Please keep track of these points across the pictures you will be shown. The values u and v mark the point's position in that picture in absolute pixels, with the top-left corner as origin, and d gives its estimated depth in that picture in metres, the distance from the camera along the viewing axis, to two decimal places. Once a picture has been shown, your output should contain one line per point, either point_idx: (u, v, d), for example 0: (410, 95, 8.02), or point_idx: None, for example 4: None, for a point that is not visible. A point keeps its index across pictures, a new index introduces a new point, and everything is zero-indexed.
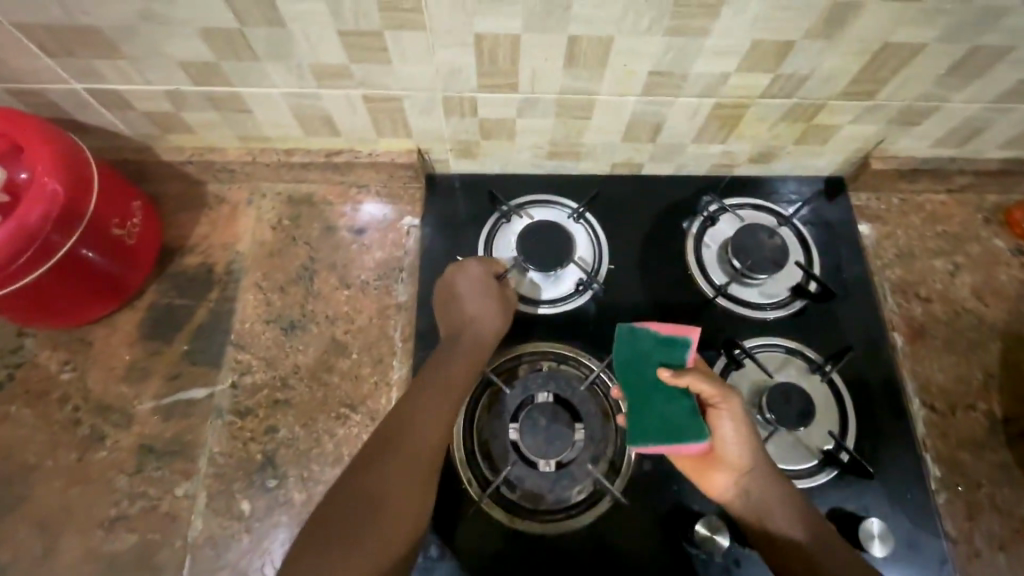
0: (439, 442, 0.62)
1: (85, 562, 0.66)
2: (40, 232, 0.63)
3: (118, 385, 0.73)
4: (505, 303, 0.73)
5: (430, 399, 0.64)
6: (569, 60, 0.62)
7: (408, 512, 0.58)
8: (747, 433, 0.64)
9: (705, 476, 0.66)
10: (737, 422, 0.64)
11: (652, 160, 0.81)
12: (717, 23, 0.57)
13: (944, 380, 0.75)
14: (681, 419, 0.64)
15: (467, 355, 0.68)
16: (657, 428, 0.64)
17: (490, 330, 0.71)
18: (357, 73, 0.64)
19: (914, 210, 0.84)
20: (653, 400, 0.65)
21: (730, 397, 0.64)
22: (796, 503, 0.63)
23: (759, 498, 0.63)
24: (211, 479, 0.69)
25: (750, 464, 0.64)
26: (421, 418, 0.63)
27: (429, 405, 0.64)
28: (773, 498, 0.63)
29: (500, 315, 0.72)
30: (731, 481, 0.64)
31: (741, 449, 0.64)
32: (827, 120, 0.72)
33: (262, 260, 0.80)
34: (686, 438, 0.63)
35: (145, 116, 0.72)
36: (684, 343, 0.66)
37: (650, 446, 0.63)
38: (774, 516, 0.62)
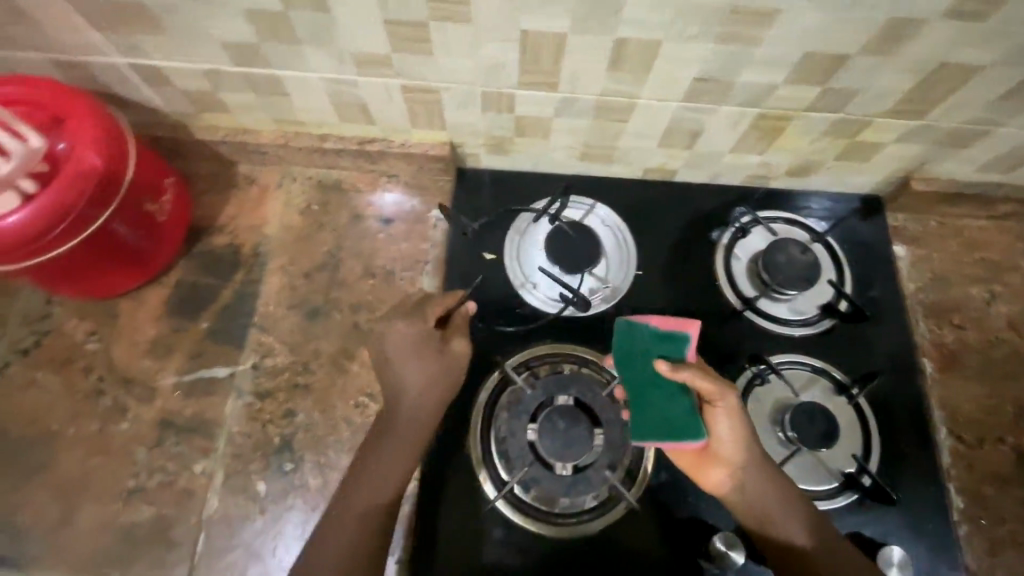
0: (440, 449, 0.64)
1: (101, 531, 0.67)
2: (77, 207, 0.62)
3: (142, 359, 0.74)
4: (449, 357, 0.67)
5: (373, 467, 0.64)
6: (613, 62, 0.61)
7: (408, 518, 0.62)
8: (743, 431, 0.62)
9: (701, 471, 0.64)
10: (734, 419, 0.62)
11: (687, 167, 0.80)
12: (770, 33, 0.56)
13: (973, 410, 0.74)
14: (682, 417, 0.62)
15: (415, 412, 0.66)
16: (658, 425, 0.62)
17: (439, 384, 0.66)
18: (398, 62, 0.63)
19: (952, 234, 0.82)
20: (651, 395, 0.63)
21: (726, 396, 0.61)
22: (798, 508, 0.62)
23: (757, 497, 0.62)
24: (228, 458, 0.70)
25: (745, 459, 0.62)
26: (362, 493, 0.62)
27: (372, 475, 0.63)
28: (771, 499, 0.62)
29: (449, 367, 0.67)
30: (727, 477, 0.63)
31: (738, 447, 0.62)
32: (872, 137, 0.71)
33: (289, 244, 0.80)
34: (688, 436, 0.61)
35: (183, 93, 0.72)
36: (684, 339, 0.64)
37: (652, 442, 0.62)
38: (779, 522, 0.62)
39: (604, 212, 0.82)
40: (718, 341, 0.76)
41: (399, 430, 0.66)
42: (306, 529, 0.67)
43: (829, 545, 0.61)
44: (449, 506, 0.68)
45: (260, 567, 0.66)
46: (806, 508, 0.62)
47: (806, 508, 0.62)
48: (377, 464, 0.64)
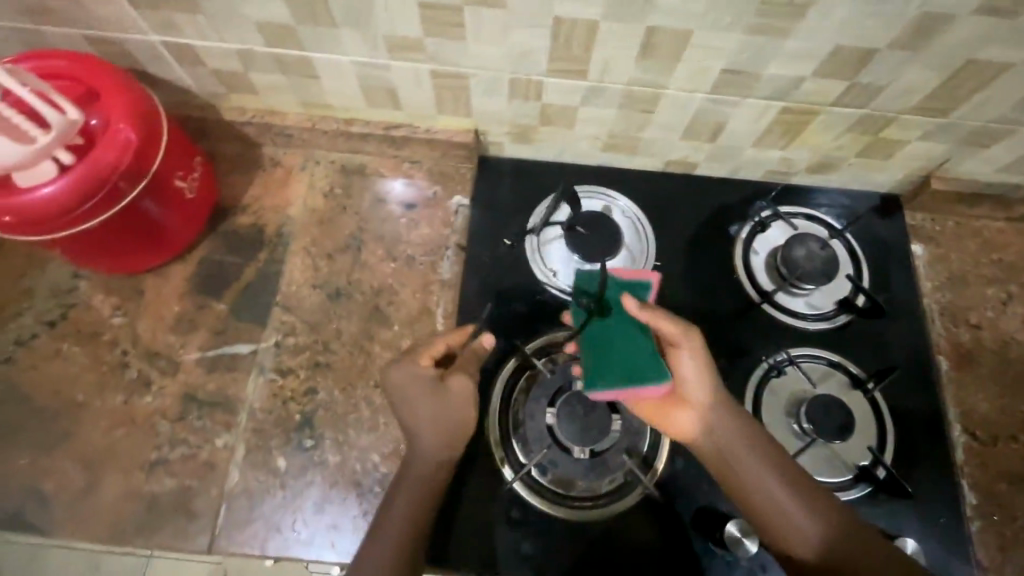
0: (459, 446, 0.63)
1: (124, 500, 0.68)
2: (112, 178, 0.63)
3: (166, 334, 0.75)
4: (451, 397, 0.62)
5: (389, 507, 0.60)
6: (643, 51, 0.62)
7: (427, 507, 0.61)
8: (707, 371, 0.61)
9: (667, 417, 0.63)
10: (699, 360, 0.60)
11: (708, 161, 0.81)
12: (801, 25, 0.57)
13: (987, 409, 0.74)
14: (644, 360, 0.58)
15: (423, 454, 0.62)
16: (620, 371, 0.58)
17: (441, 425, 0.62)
18: (430, 46, 0.64)
19: (970, 235, 0.83)
20: (614, 339, 0.60)
21: (691, 336, 0.60)
22: (769, 453, 0.61)
23: (728, 443, 0.60)
24: (249, 434, 0.71)
25: (713, 400, 0.61)
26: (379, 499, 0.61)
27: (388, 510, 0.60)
28: (739, 443, 0.60)
29: (454, 408, 0.62)
30: (695, 419, 0.62)
31: (704, 390, 0.61)
32: (896, 134, 0.71)
33: (312, 225, 0.81)
34: (650, 377, 0.57)
35: (215, 73, 0.73)
36: (644, 286, 0.63)
37: (613, 388, 0.58)
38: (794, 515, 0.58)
39: (625, 203, 0.82)
40: (735, 333, 0.77)
41: (413, 477, 0.62)
42: (325, 505, 0.68)
43: (805, 493, 0.59)
44: (467, 487, 0.68)
45: (280, 540, 0.67)
46: (778, 455, 0.61)
47: (777, 454, 0.61)
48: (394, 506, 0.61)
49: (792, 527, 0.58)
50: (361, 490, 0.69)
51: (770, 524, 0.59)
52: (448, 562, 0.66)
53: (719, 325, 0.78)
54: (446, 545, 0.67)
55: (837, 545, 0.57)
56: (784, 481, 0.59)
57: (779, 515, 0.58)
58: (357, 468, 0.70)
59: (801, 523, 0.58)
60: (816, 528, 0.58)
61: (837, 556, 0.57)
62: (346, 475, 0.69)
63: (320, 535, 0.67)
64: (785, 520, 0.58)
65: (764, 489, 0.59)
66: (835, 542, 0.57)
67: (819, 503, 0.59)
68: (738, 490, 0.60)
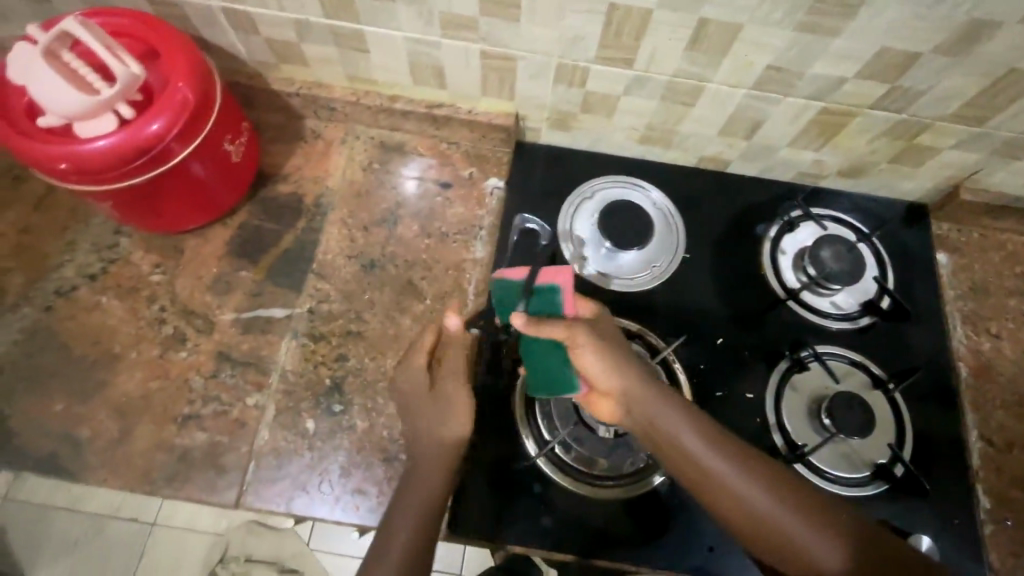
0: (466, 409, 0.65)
1: (155, 451, 0.69)
2: (166, 138, 0.64)
3: (203, 294, 0.77)
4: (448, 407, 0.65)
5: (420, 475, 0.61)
6: (692, 42, 0.63)
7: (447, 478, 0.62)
8: (607, 360, 0.59)
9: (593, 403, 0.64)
10: (595, 353, 0.59)
11: (741, 158, 0.82)
12: (851, 24, 0.58)
13: (1004, 417, 0.76)
14: (558, 371, 0.65)
15: (427, 462, 0.63)
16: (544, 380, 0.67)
17: (444, 435, 0.64)
18: (483, 26, 0.66)
19: (994, 248, 0.84)
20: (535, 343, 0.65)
21: (578, 334, 0.59)
22: (699, 433, 0.59)
23: (659, 429, 0.60)
24: (280, 395, 0.72)
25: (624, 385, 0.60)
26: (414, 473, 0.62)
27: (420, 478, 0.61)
28: (670, 424, 0.59)
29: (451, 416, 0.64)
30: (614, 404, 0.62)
31: (611, 380, 0.60)
32: (930, 141, 0.73)
33: (349, 197, 0.83)
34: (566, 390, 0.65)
35: (267, 42, 0.75)
36: (551, 288, 0.60)
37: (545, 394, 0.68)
38: (758, 506, 0.57)
39: (657, 196, 0.84)
40: (759, 328, 0.79)
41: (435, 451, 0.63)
42: (352, 469, 0.70)
43: (758, 477, 0.58)
44: (494, 460, 0.70)
45: (306, 500, 0.68)
46: (718, 435, 0.60)
47: (713, 435, 0.60)
48: (403, 502, 0.61)
49: (754, 513, 0.56)
50: (387, 456, 0.70)
51: (734, 512, 0.57)
52: (471, 533, 0.67)
53: (743, 319, 0.79)
54: (470, 517, 0.68)
55: (811, 532, 0.55)
56: (732, 463, 0.58)
57: (735, 502, 0.57)
58: (383, 435, 0.71)
59: (764, 508, 0.56)
60: (783, 513, 0.56)
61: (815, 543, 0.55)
62: (373, 441, 0.71)
63: (344, 499, 0.68)
64: (745, 506, 0.57)
65: (712, 475, 0.58)
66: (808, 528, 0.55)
67: (785, 494, 0.57)
68: (688, 478, 0.59)
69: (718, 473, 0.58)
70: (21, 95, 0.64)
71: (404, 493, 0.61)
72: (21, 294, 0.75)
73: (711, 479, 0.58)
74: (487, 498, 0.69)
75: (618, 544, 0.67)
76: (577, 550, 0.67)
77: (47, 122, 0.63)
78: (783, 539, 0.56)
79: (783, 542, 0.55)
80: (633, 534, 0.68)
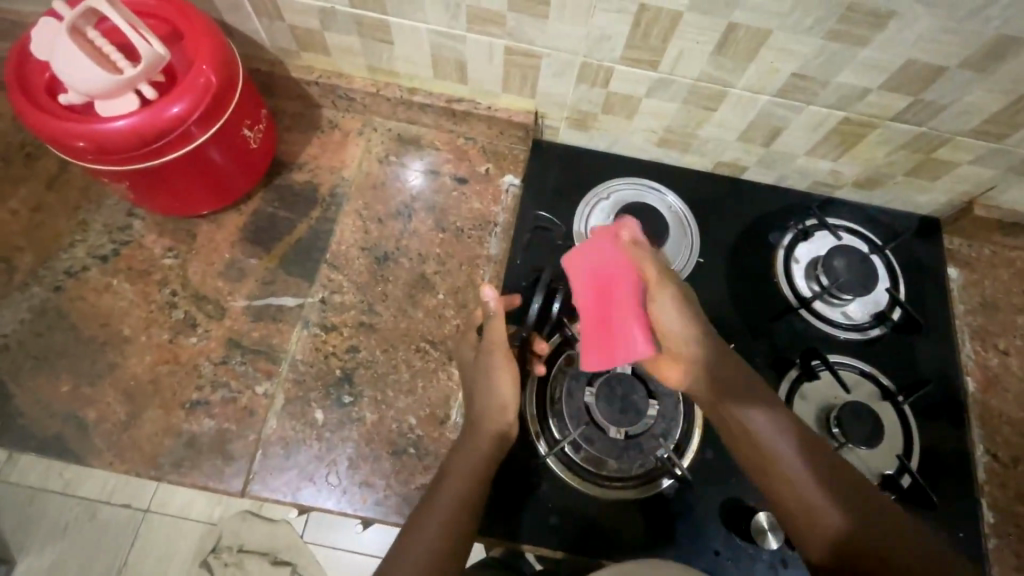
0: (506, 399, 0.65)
1: (163, 435, 0.69)
2: (186, 121, 0.63)
3: (215, 279, 0.76)
4: (483, 421, 0.64)
5: (458, 468, 0.62)
6: (719, 46, 0.63)
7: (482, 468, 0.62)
8: (687, 321, 0.65)
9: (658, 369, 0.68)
10: (673, 308, 0.64)
11: (758, 165, 0.82)
12: (878, 35, 0.59)
13: (1010, 432, 0.76)
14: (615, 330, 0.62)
15: (464, 468, 0.62)
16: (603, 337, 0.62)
17: (478, 437, 0.63)
18: (510, 22, 0.66)
19: (1005, 265, 0.85)
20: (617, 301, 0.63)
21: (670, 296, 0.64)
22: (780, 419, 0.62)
23: (729, 408, 0.63)
24: (290, 384, 0.72)
25: (701, 356, 0.65)
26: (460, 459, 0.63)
27: (458, 469, 0.62)
28: (738, 393, 0.64)
29: (485, 427, 0.64)
30: (682, 373, 0.66)
31: (685, 338, 0.65)
32: (947, 155, 0.73)
33: (365, 188, 0.82)
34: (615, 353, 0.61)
35: (291, 29, 0.74)
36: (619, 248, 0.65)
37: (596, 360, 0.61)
38: (808, 492, 0.59)
39: (674, 200, 0.84)
40: (770, 335, 0.79)
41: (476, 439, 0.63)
42: (360, 461, 0.69)
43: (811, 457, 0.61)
44: (514, 461, 0.70)
45: (312, 490, 0.67)
46: (780, 412, 0.63)
47: (776, 409, 0.63)
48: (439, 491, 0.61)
49: (790, 479, 0.60)
50: (395, 449, 0.70)
51: (768, 477, 0.61)
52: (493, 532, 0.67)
53: (755, 326, 0.79)
54: (493, 518, 0.68)
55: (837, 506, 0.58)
56: (787, 437, 0.61)
57: (780, 476, 0.60)
58: (392, 429, 0.71)
59: (800, 477, 0.60)
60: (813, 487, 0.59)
61: (835, 519, 0.57)
62: (382, 434, 0.70)
63: (351, 491, 0.68)
64: (786, 477, 0.60)
65: (774, 456, 0.61)
66: (833, 505, 0.58)
67: (840, 485, 0.59)
68: (748, 458, 0.62)
69: (780, 455, 0.61)
70: (43, 71, 0.63)
71: (442, 485, 0.61)
72: (32, 273, 0.75)
73: (756, 444, 0.62)
74: (515, 503, 0.68)
75: (626, 547, 0.68)
76: (584, 551, 0.67)
77: (67, 99, 0.62)
78: (807, 508, 0.59)
79: (819, 526, 0.58)
80: (641, 537, 0.68)
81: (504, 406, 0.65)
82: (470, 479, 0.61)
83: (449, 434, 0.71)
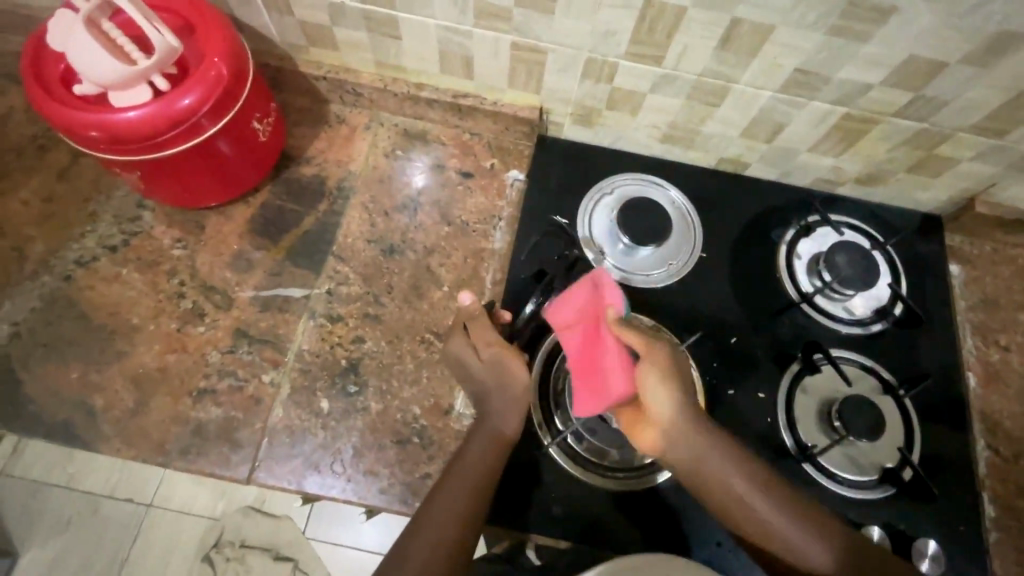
0: (514, 398, 0.65)
1: (171, 423, 0.70)
2: (196, 113, 0.64)
3: (223, 270, 0.77)
4: (484, 428, 0.64)
5: (466, 460, 0.62)
6: (722, 43, 0.64)
7: (490, 462, 0.62)
8: (668, 387, 0.62)
9: (635, 431, 0.65)
10: (655, 378, 0.61)
11: (760, 162, 0.83)
12: (881, 30, 0.60)
13: (1011, 426, 0.77)
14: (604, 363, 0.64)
15: (472, 462, 0.62)
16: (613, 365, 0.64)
17: (487, 432, 0.64)
18: (517, 17, 0.67)
19: (1006, 262, 0.85)
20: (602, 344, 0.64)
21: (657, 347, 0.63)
22: (737, 460, 0.62)
23: (700, 469, 0.61)
24: (296, 373, 0.73)
25: (674, 418, 0.62)
26: (471, 452, 0.63)
27: (465, 462, 0.62)
28: (706, 449, 0.61)
29: (493, 421, 0.64)
30: (659, 435, 0.63)
31: (670, 408, 0.62)
32: (949, 152, 0.74)
33: (371, 182, 0.83)
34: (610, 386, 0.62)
35: (300, 24, 0.75)
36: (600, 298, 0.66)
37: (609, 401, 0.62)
38: (795, 540, 0.59)
39: (676, 195, 0.85)
40: (772, 330, 0.79)
41: (484, 434, 0.64)
42: (364, 450, 0.70)
43: (778, 499, 0.60)
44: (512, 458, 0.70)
45: (316, 479, 0.68)
46: (730, 452, 0.62)
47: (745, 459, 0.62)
48: (446, 480, 0.61)
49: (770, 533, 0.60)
50: (400, 438, 0.70)
51: (739, 520, 0.61)
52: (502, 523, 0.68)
53: (757, 321, 0.80)
54: (500, 508, 0.68)
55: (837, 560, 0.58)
56: (750, 481, 0.61)
57: (758, 527, 0.60)
58: (397, 418, 0.71)
59: (777, 525, 0.60)
60: (790, 525, 0.59)
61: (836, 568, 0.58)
62: (387, 423, 0.71)
63: (356, 480, 0.68)
64: (769, 530, 0.60)
65: (746, 508, 0.60)
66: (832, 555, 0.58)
67: (819, 523, 0.60)
68: (720, 510, 0.62)
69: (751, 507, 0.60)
70: (59, 61, 0.64)
71: (450, 475, 0.62)
72: (42, 263, 0.76)
73: (730, 494, 0.61)
74: (519, 493, 0.69)
75: (628, 537, 0.68)
76: (586, 540, 0.68)
77: (82, 89, 0.63)
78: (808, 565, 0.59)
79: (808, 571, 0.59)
80: (642, 528, 0.68)
81: (514, 403, 0.64)
82: (479, 472, 0.61)
83: (453, 424, 0.71)
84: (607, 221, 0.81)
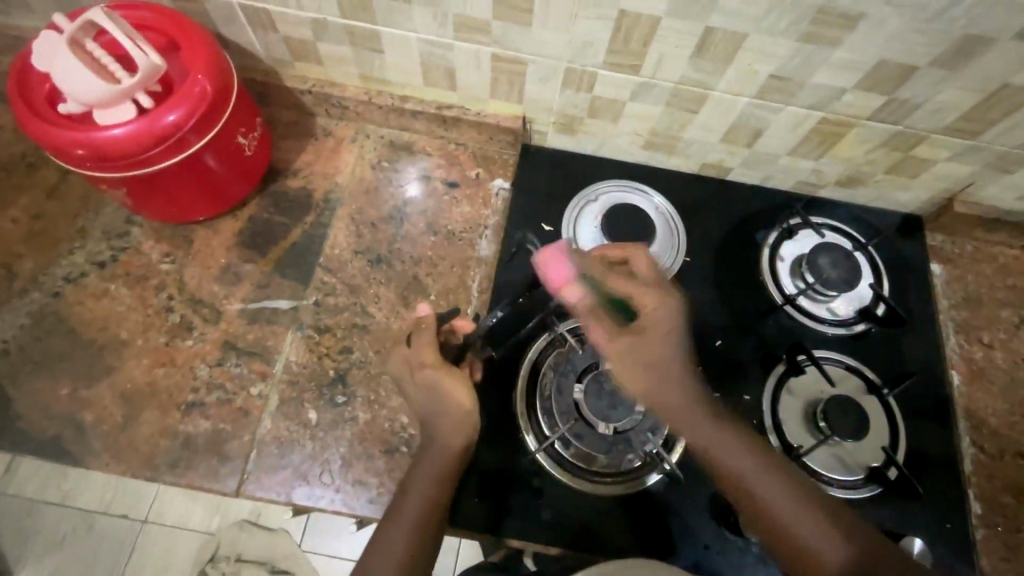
0: (455, 419, 0.61)
1: (160, 437, 0.70)
2: (181, 128, 0.65)
3: (211, 283, 0.78)
4: (430, 448, 0.61)
5: (413, 487, 0.59)
6: (698, 50, 0.66)
7: (436, 487, 0.59)
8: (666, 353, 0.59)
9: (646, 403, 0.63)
10: (658, 330, 0.60)
11: (742, 166, 0.84)
12: (851, 36, 0.61)
13: (996, 423, 0.78)
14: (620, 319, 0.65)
15: (420, 488, 0.59)
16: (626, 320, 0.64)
17: (433, 454, 0.61)
18: (496, 30, 0.68)
19: (987, 260, 0.86)
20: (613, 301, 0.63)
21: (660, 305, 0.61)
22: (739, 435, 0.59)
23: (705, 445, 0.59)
24: (284, 385, 0.73)
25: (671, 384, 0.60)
26: (418, 477, 0.59)
27: (414, 489, 0.59)
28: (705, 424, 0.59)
29: (439, 442, 0.61)
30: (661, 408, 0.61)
31: (668, 370, 0.60)
32: (925, 153, 0.75)
33: (359, 193, 0.84)
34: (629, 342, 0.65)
35: (284, 40, 0.76)
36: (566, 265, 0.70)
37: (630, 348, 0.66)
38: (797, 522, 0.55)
39: (660, 201, 0.85)
40: (758, 332, 0.80)
41: (429, 457, 0.61)
42: (352, 460, 0.70)
43: (777, 478, 0.57)
44: (494, 467, 0.70)
45: (305, 489, 0.68)
46: (732, 429, 0.59)
47: (750, 434, 0.60)
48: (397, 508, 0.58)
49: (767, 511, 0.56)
50: (388, 448, 0.71)
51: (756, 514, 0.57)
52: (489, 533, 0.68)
53: (742, 323, 0.80)
54: (487, 517, 0.68)
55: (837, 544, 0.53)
56: (750, 457, 0.58)
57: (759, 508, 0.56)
58: (386, 428, 0.72)
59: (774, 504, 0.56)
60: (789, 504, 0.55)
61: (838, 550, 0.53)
62: (376, 433, 0.71)
63: (345, 490, 0.68)
64: (765, 511, 0.56)
65: (747, 486, 0.57)
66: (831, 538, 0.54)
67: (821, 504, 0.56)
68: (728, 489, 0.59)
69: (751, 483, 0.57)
70: (44, 82, 0.65)
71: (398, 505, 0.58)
72: (32, 279, 0.77)
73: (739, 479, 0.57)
74: (507, 502, 0.69)
75: (616, 543, 0.68)
76: (574, 546, 0.68)
77: (67, 108, 0.64)
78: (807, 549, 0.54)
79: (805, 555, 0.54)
80: (631, 533, 0.69)
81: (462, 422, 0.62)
82: (428, 497, 0.58)
83: None
84: (591, 228, 0.81)
